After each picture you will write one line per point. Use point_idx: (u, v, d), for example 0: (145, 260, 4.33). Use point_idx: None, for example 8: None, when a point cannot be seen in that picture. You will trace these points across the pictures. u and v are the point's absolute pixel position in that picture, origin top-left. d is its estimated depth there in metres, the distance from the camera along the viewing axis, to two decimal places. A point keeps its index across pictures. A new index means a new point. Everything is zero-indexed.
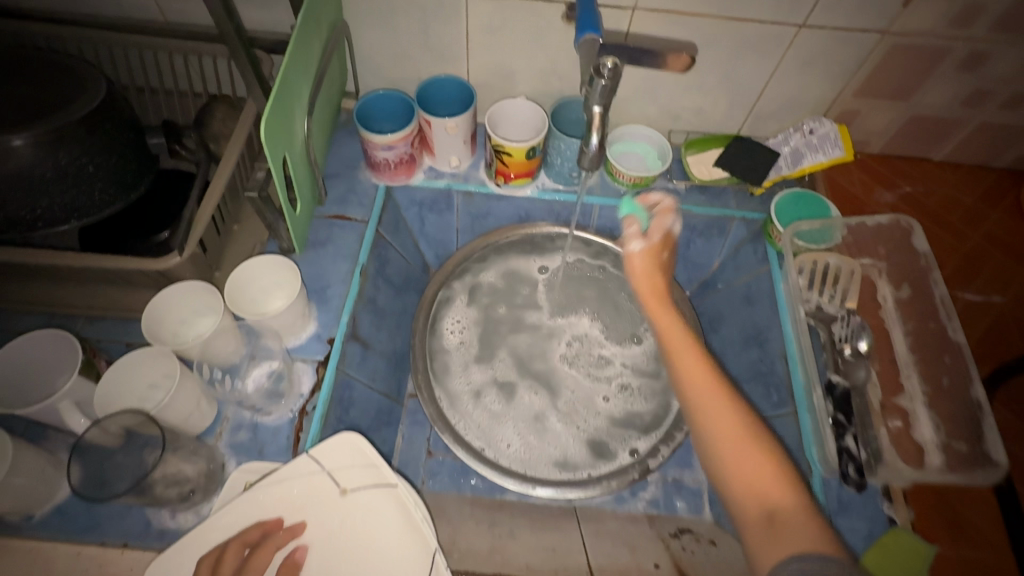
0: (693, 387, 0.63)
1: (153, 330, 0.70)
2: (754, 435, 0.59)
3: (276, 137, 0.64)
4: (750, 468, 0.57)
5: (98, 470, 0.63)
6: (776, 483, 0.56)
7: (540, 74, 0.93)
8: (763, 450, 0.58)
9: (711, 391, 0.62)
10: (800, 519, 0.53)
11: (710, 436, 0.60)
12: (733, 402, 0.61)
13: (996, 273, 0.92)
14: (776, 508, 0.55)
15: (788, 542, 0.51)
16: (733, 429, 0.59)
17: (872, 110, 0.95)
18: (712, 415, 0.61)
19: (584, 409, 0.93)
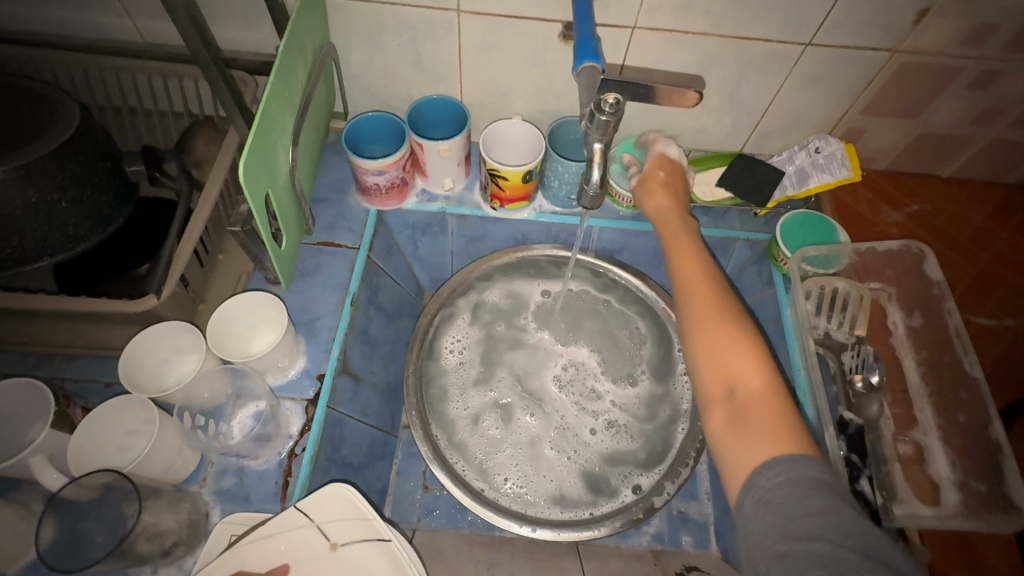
0: (682, 280, 0.62)
1: (130, 375, 0.67)
2: (731, 317, 0.56)
3: (257, 172, 0.60)
4: (722, 349, 0.55)
5: (72, 528, 0.59)
6: (751, 363, 0.53)
7: (535, 93, 0.89)
8: (737, 331, 0.55)
9: (696, 280, 0.60)
10: (763, 397, 0.51)
11: (688, 321, 0.59)
12: (716, 292, 0.59)
13: (1008, 295, 0.89)
14: (742, 387, 0.53)
15: (745, 423, 0.50)
16: (710, 310, 0.57)
17: (879, 127, 0.92)
18: (692, 301, 0.59)
19: (574, 442, 0.91)
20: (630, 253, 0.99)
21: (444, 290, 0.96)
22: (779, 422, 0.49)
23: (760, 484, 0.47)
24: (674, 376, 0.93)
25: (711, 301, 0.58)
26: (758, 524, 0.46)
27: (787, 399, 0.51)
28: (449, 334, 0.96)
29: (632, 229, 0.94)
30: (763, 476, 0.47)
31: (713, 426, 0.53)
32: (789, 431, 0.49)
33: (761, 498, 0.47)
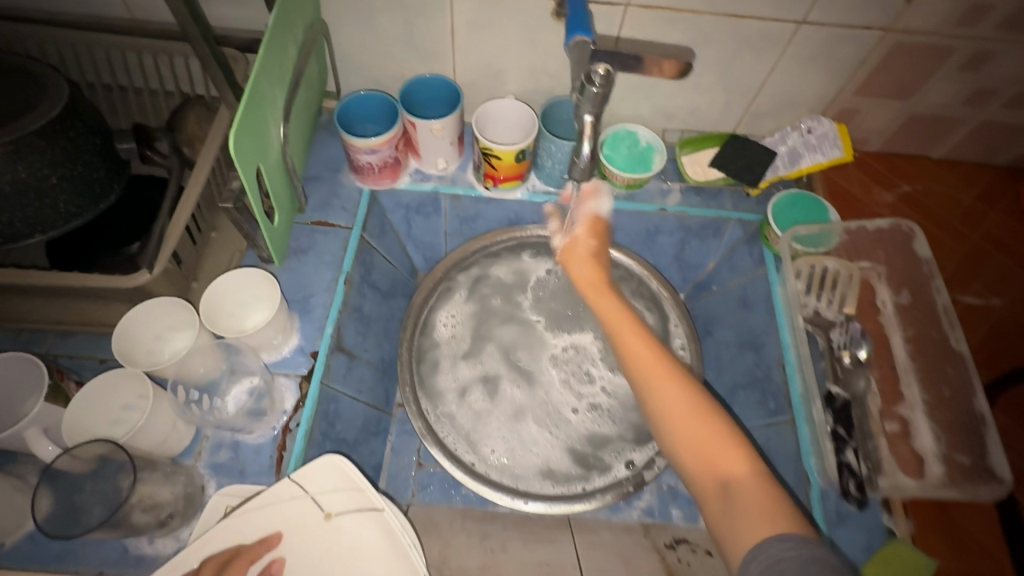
0: (639, 370, 0.64)
1: (124, 349, 0.67)
2: (702, 410, 0.60)
3: (248, 148, 0.60)
4: (702, 443, 0.58)
5: (69, 499, 0.60)
6: (732, 454, 0.56)
7: (529, 73, 0.89)
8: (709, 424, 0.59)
9: (656, 372, 0.63)
10: (750, 485, 0.54)
11: (659, 418, 0.61)
12: (675, 378, 0.62)
13: (995, 274, 0.90)
14: (729, 480, 0.55)
15: (740, 513, 0.53)
16: (683, 408, 0.60)
17: (871, 108, 0.92)
18: (660, 397, 0.61)
19: (562, 423, 0.91)
20: (622, 234, 0.99)
21: (446, 261, 0.98)
22: (770, 508, 0.52)
23: (766, 556, 0.48)
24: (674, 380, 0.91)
25: (679, 394, 0.61)
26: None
27: (775, 484, 0.54)
28: (441, 308, 0.97)
29: (624, 209, 0.94)
30: (769, 546, 0.49)
31: (713, 519, 0.55)
32: (780, 514, 0.52)
33: (770, 563, 0.48)
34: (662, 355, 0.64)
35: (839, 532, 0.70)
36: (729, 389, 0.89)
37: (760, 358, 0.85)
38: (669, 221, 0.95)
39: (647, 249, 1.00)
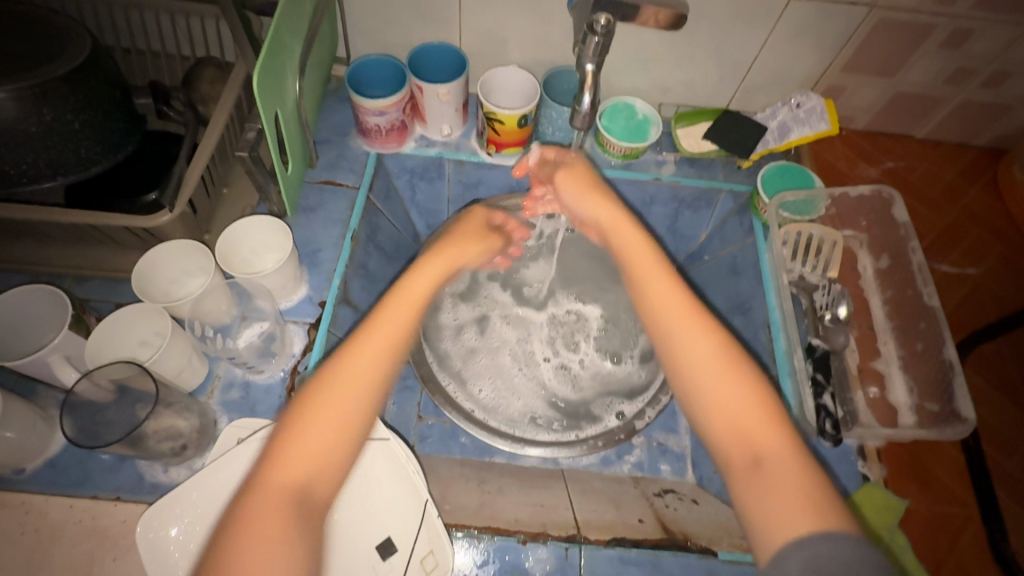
0: (674, 327, 0.61)
1: (140, 285, 0.70)
2: (743, 381, 0.57)
3: (266, 93, 0.64)
4: (741, 416, 0.56)
5: (89, 423, 0.64)
6: (771, 429, 0.54)
7: (531, 43, 0.93)
8: (749, 396, 0.56)
9: (695, 332, 0.60)
10: (784, 463, 0.52)
11: (692, 377, 0.59)
12: (714, 338, 0.60)
13: (973, 246, 0.96)
14: (763, 453, 0.53)
15: (771, 490, 0.51)
16: (720, 372, 0.58)
17: (858, 85, 0.97)
18: (695, 359, 0.59)
19: (547, 374, 0.99)
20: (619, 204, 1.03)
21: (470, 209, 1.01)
22: (805, 494, 0.50)
23: (808, 555, 0.45)
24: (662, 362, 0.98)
25: (721, 360, 0.58)
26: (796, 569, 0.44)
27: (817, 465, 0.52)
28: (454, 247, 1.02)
29: (620, 178, 0.98)
30: (815, 546, 0.45)
31: (741, 490, 0.52)
32: (816, 502, 0.49)
33: (811, 562, 0.45)
34: (704, 318, 0.61)
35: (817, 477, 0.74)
36: None
37: (747, 320, 0.89)
38: (664, 191, 0.99)
39: (642, 220, 1.04)
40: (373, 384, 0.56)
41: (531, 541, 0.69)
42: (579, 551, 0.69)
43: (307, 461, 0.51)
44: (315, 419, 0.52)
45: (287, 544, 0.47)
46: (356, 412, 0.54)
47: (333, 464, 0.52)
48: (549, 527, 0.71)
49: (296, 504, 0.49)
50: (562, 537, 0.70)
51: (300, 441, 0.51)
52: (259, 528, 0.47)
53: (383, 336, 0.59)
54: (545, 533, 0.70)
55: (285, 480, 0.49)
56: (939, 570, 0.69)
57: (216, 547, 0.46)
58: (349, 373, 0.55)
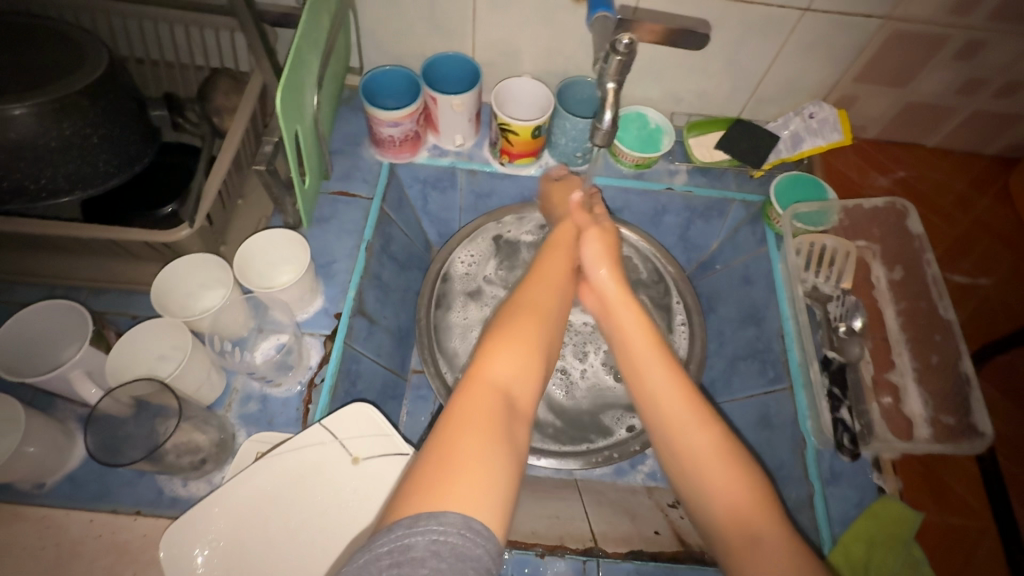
0: (666, 406, 0.61)
1: (160, 300, 0.70)
2: (737, 470, 0.56)
3: (287, 110, 0.64)
4: (735, 500, 0.55)
5: (109, 438, 0.64)
6: (760, 509, 0.54)
7: (544, 53, 0.93)
8: (742, 480, 0.56)
9: (688, 415, 0.60)
10: (781, 555, 0.51)
11: (685, 459, 0.58)
12: (703, 418, 0.60)
13: (984, 256, 0.96)
14: (760, 535, 0.53)
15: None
16: (710, 452, 0.57)
17: (870, 96, 0.97)
18: (690, 440, 0.58)
19: (554, 381, 0.94)
20: (631, 213, 1.03)
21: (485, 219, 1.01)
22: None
23: None
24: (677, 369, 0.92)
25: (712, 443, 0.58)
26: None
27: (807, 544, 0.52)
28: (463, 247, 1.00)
29: (632, 188, 0.98)
30: None
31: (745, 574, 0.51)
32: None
33: None
34: (698, 400, 0.61)
35: (832, 489, 0.74)
36: (731, 360, 0.92)
37: (760, 331, 0.89)
38: (676, 201, 0.99)
39: (653, 229, 1.05)
40: (546, 324, 0.64)
41: (549, 554, 0.69)
42: (597, 563, 0.69)
43: (508, 370, 0.56)
44: (511, 340, 0.59)
45: (501, 427, 0.51)
46: (539, 341, 0.61)
47: (527, 381, 0.57)
48: (567, 540, 0.70)
49: (503, 402, 0.53)
50: (579, 551, 0.69)
51: (499, 351, 0.58)
52: (476, 415, 0.51)
53: (543, 291, 0.68)
54: (563, 546, 0.70)
55: (491, 380, 0.55)
56: None
57: (438, 429, 0.50)
58: (526, 315, 0.63)
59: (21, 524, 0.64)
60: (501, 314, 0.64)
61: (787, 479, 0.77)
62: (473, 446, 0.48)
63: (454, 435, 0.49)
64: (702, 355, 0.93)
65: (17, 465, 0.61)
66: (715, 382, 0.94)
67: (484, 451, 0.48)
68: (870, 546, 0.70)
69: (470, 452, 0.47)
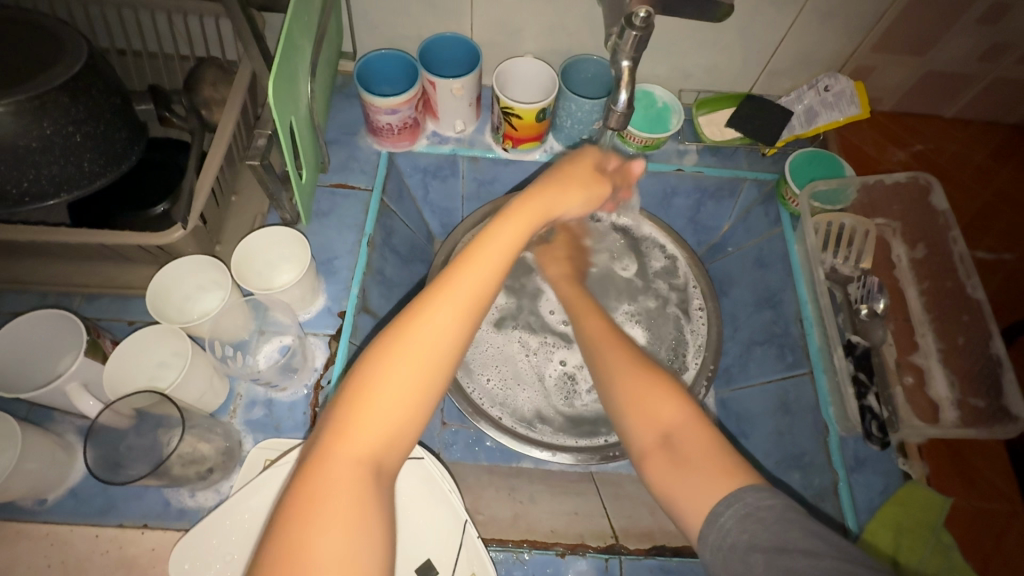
0: (607, 353, 0.68)
1: (157, 305, 0.67)
2: (656, 380, 0.63)
3: (282, 102, 0.60)
4: (659, 420, 0.59)
5: (110, 450, 0.63)
6: (670, 406, 0.60)
7: (546, 31, 0.88)
8: (668, 401, 0.60)
9: (620, 364, 0.66)
10: (690, 434, 0.57)
11: (615, 391, 0.64)
12: (629, 358, 0.66)
13: (1005, 230, 0.93)
14: (672, 434, 0.58)
15: (688, 466, 0.55)
16: (631, 374, 0.64)
17: (888, 66, 0.93)
18: (625, 386, 0.63)
19: (563, 380, 0.94)
20: (639, 195, 1.00)
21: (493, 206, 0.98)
22: (719, 455, 0.54)
23: (743, 506, 0.49)
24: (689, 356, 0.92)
25: (637, 377, 0.63)
26: (740, 533, 0.48)
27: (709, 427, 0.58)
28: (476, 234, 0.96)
29: (641, 169, 0.95)
30: (749, 495, 0.50)
31: (656, 478, 0.57)
32: (734, 464, 0.53)
33: (748, 512, 0.49)
34: (624, 344, 0.69)
35: (857, 476, 0.73)
36: (746, 345, 0.90)
37: (777, 314, 0.86)
38: (686, 182, 0.96)
39: (662, 212, 1.01)
40: (443, 361, 0.49)
41: (570, 554, 0.68)
42: (620, 561, 0.68)
43: (377, 436, 0.46)
44: (388, 393, 0.46)
45: (371, 498, 0.44)
46: (428, 387, 0.48)
47: (405, 438, 0.47)
48: (588, 538, 0.69)
49: (371, 476, 0.45)
50: (601, 549, 0.68)
51: (376, 394, 0.46)
52: (334, 503, 0.43)
53: (446, 315, 0.50)
54: (584, 545, 0.68)
55: (354, 454, 0.45)
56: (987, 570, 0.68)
57: (287, 501, 0.43)
58: (414, 350, 0.48)
59: (24, 542, 0.61)
60: (375, 350, 0.48)
61: (810, 466, 0.75)
62: (332, 548, 0.41)
63: (306, 533, 0.41)
64: (718, 343, 0.91)
65: (16, 482, 0.59)
66: (731, 367, 0.91)
67: (351, 533, 0.42)
68: (898, 534, 0.68)
69: (326, 554, 0.41)
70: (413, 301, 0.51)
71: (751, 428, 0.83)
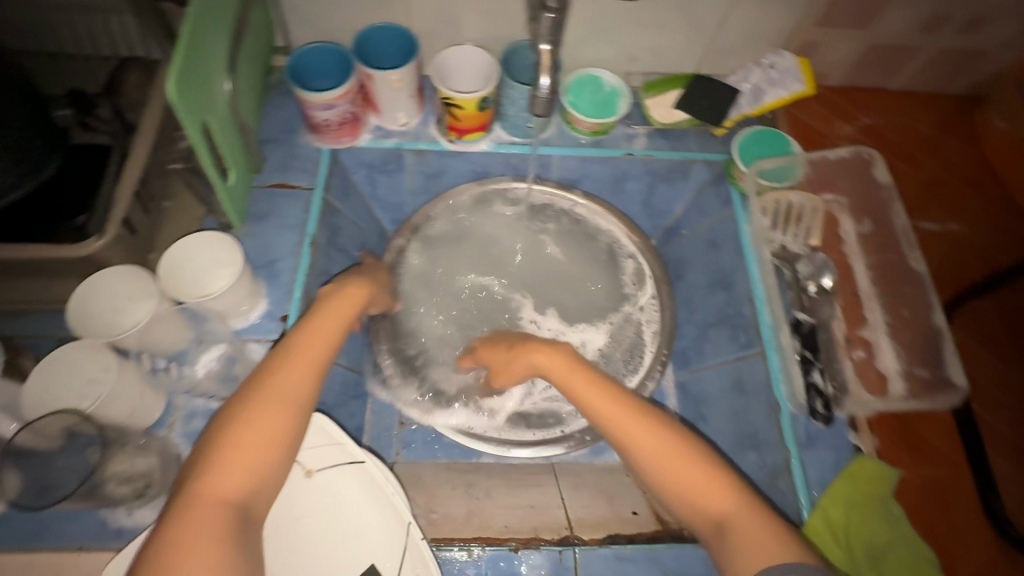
0: (624, 427, 0.62)
1: (82, 320, 0.64)
2: (688, 454, 0.59)
3: (193, 100, 0.58)
4: (700, 498, 0.57)
5: (39, 471, 0.61)
6: (718, 488, 0.57)
7: (485, 18, 0.86)
8: (704, 474, 0.58)
9: (645, 434, 0.61)
10: (744, 520, 0.55)
11: (647, 468, 0.60)
12: (653, 424, 0.62)
13: (952, 200, 0.94)
14: (722, 518, 0.56)
15: (744, 553, 0.53)
16: (663, 448, 0.60)
17: (832, 40, 0.92)
18: (651, 455, 0.60)
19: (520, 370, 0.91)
20: (590, 182, 0.98)
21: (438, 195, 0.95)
22: (772, 542, 0.53)
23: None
24: (645, 345, 0.91)
25: (666, 449, 0.60)
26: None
27: (759, 507, 0.56)
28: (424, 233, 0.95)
29: (590, 156, 0.94)
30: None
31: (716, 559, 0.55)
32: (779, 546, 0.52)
33: None
34: (642, 411, 0.63)
35: (809, 452, 0.73)
36: (702, 328, 0.89)
37: (730, 296, 0.85)
38: (636, 166, 0.95)
39: (615, 197, 1.00)
40: (296, 410, 0.55)
41: (523, 547, 0.68)
42: (574, 552, 0.68)
43: (238, 481, 0.50)
44: (245, 443, 0.51)
45: (235, 540, 0.47)
46: (286, 435, 0.53)
47: (266, 482, 0.52)
48: (542, 531, 0.69)
49: (234, 519, 0.48)
50: (555, 541, 0.68)
51: (238, 444, 0.51)
52: (199, 545, 0.45)
53: (298, 370, 0.57)
54: (537, 539, 0.68)
55: (217, 499, 0.48)
56: (933, 538, 0.70)
57: (149, 553, 0.45)
58: (270, 401, 0.54)
59: None
60: (231, 409, 0.53)
61: (764, 445, 0.75)
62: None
63: None
64: (671, 323, 0.91)
65: None
66: (689, 350, 0.91)
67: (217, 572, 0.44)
68: (847, 508, 0.69)
69: None
70: (264, 365, 0.57)
71: (707, 409, 0.84)
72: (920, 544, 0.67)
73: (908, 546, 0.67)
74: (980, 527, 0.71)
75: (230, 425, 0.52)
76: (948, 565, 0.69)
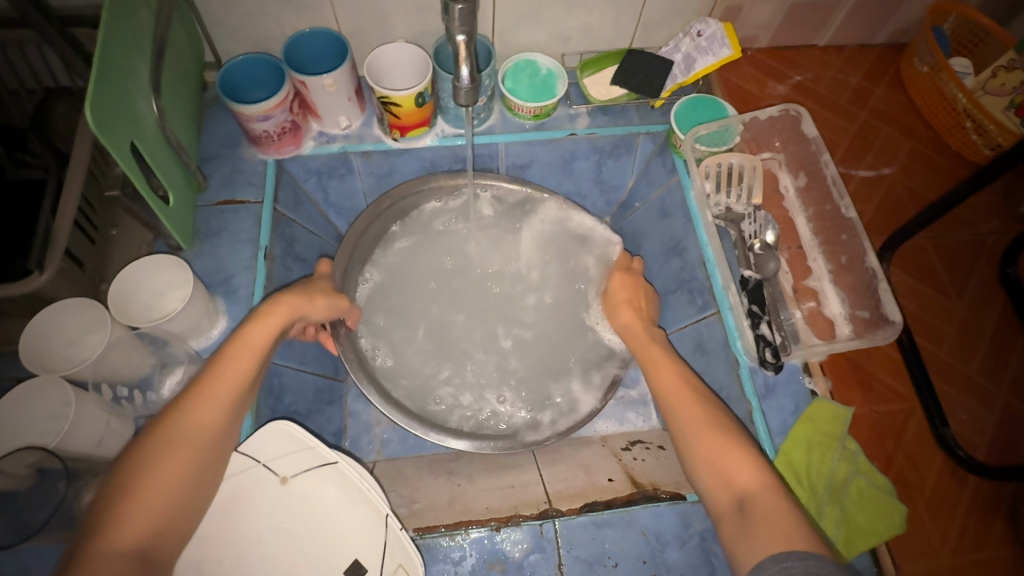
0: (678, 406, 0.66)
1: (37, 358, 0.64)
2: (724, 435, 0.61)
3: (114, 125, 0.59)
4: (731, 475, 0.59)
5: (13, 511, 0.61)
6: (744, 466, 0.58)
7: (413, 14, 0.86)
8: (738, 456, 0.59)
9: (693, 411, 0.64)
10: (767, 502, 0.55)
11: (685, 444, 0.63)
12: (696, 400, 0.65)
13: (886, 144, 0.98)
14: (744, 496, 0.57)
15: (756, 529, 0.53)
16: (703, 428, 0.62)
17: (755, 3, 0.93)
18: (688, 430, 0.63)
19: (497, 366, 0.93)
20: (540, 166, 1.00)
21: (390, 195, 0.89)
22: (790, 523, 0.52)
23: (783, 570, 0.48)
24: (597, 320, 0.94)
25: (704, 427, 0.63)
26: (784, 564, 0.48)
27: (793, 499, 0.56)
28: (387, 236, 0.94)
29: (535, 140, 0.95)
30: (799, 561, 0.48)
31: (729, 539, 0.56)
32: (796, 532, 0.51)
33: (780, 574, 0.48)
34: (700, 397, 0.66)
35: (769, 402, 0.75)
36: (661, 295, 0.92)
37: (684, 261, 0.88)
38: (582, 145, 0.96)
39: (567, 177, 1.01)
40: (204, 451, 0.55)
41: (504, 526, 0.70)
42: (554, 524, 0.70)
43: (145, 526, 0.50)
44: (153, 488, 0.51)
45: None
46: (194, 478, 0.54)
47: (173, 527, 0.52)
48: (521, 508, 0.71)
49: (139, 567, 0.47)
50: (535, 516, 0.70)
51: (144, 489, 0.51)
52: None
53: (207, 409, 0.56)
54: (517, 515, 0.70)
55: (121, 547, 0.48)
56: (889, 467, 0.74)
57: None
58: (175, 443, 0.54)
59: None
60: (135, 452, 0.53)
61: (728, 400, 0.78)
62: None
63: None
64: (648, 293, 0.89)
65: None
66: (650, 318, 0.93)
67: None
68: (808, 450, 0.72)
69: None
70: (171, 405, 0.57)
71: None
72: (874, 476, 0.72)
73: (864, 479, 0.71)
74: (933, 453, 0.75)
75: (133, 468, 0.52)
76: (903, 491, 0.73)
